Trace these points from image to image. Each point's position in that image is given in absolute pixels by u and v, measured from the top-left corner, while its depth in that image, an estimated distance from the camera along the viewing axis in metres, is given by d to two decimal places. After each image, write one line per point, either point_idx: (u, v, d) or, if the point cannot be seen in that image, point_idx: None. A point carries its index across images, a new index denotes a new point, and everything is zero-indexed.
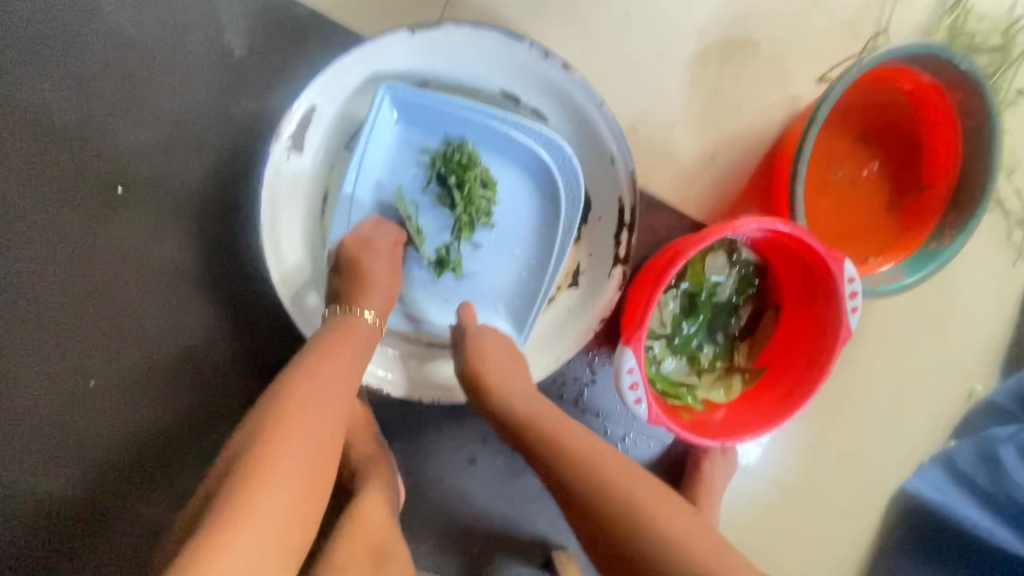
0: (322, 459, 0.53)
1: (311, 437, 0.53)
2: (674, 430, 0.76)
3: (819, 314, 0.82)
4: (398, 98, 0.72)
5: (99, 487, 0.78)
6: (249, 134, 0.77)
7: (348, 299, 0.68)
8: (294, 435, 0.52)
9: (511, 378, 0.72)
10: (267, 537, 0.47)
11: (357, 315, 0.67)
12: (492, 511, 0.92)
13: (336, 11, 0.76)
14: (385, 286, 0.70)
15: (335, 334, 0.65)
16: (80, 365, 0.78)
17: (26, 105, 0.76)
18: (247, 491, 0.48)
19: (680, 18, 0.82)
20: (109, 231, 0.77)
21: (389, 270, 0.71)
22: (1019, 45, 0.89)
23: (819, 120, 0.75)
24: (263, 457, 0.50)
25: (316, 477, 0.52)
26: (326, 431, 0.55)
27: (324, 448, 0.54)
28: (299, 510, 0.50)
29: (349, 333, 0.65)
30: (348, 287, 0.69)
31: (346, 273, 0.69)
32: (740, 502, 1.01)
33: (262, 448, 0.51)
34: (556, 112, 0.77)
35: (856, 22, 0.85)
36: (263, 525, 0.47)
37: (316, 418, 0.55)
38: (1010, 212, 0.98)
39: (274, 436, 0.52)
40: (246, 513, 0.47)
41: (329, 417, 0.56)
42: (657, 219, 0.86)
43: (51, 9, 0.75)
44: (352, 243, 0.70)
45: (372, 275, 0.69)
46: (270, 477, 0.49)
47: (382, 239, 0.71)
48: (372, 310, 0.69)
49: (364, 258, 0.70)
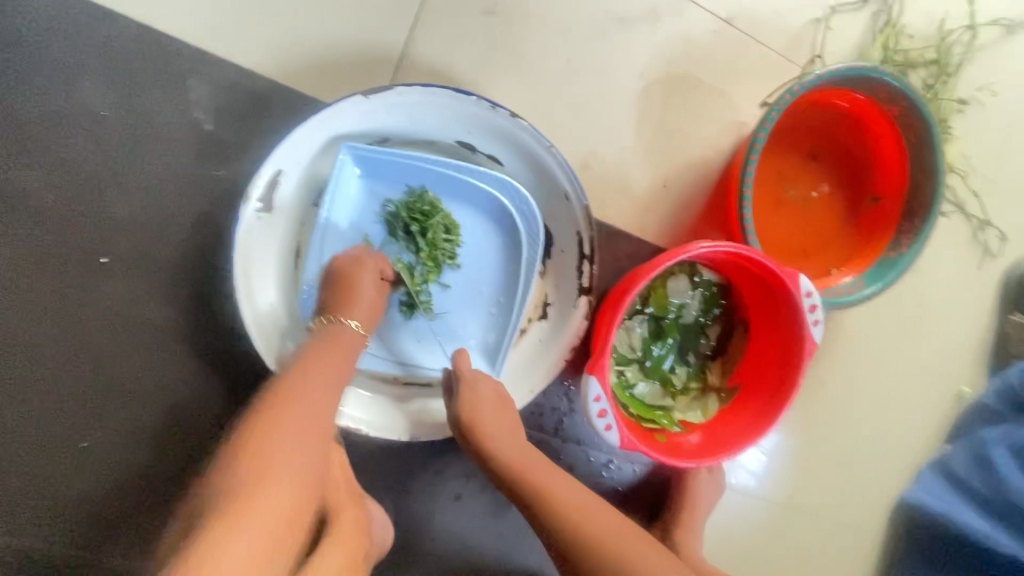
0: (309, 471, 0.55)
1: (302, 441, 0.56)
2: (648, 454, 0.78)
3: (782, 330, 0.84)
4: (360, 156, 0.77)
5: (104, 547, 0.82)
6: (223, 199, 0.83)
7: (332, 310, 0.73)
8: (286, 436, 0.56)
9: (502, 423, 0.76)
10: (272, 524, 0.49)
11: (345, 324, 0.72)
12: (482, 547, 0.93)
13: (296, 80, 0.82)
14: (371, 301, 0.74)
15: (325, 345, 0.69)
16: (74, 429, 0.82)
17: (12, 189, 0.81)
18: (248, 491, 0.50)
19: (622, 60, 0.87)
20: (97, 299, 0.82)
21: (376, 288, 0.75)
22: (954, 57, 0.93)
23: (758, 147, 0.80)
24: (257, 452, 0.53)
25: (312, 479, 0.55)
26: (312, 441, 0.58)
27: (316, 448, 0.58)
28: (297, 507, 0.52)
29: (337, 342, 0.70)
30: (334, 301, 0.73)
31: (336, 290, 0.73)
32: (734, 523, 1.00)
33: (257, 450, 0.54)
34: (510, 157, 0.82)
35: (792, 50, 0.90)
36: (264, 519, 0.48)
37: (306, 421, 0.58)
38: (972, 215, 1.00)
39: (270, 433, 0.55)
40: (247, 510, 0.48)
41: (316, 428, 0.59)
42: (619, 248, 0.89)
43: (31, 101, 0.80)
44: (340, 265, 0.75)
45: (359, 290, 0.73)
46: (268, 474, 0.52)
47: (370, 260, 0.75)
48: (358, 321, 0.73)
49: (353, 274, 0.74)
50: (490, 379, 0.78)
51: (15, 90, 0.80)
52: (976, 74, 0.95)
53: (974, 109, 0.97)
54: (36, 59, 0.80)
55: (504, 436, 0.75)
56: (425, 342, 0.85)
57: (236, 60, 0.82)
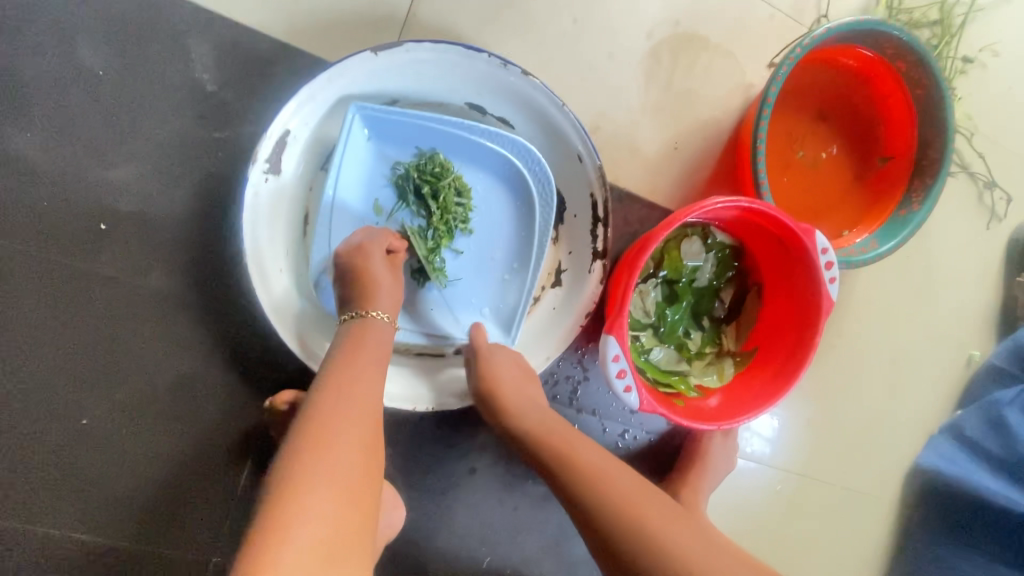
0: (360, 482, 0.51)
1: (341, 451, 0.52)
2: (667, 416, 0.76)
3: (798, 290, 0.83)
4: (368, 116, 0.75)
5: (104, 527, 0.79)
6: (227, 164, 0.81)
7: (357, 305, 0.70)
8: (322, 447, 0.51)
9: (521, 393, 0.76)
10: (313, 550, 0.45)
11: (373, 317, 0.69)
12: (497, 521, 0.91)
13: (301, 42, 0.81)
14: (389, 286, 0.72)
15: (351, 344, 0.66)
16: (73, 404, 0.79)
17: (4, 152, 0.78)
18: (282, 515, 0.46)
19: (629, 19, 0.87)
20: (95, 268, 0.80)
21: (388, 271, 0.73)
22: (957, 17, 0.93)
23: (770, 102, 0.79)
24: (292, 470, 0.49)
25: (356, 491, 0.51)
26: (360, 453, 0.53)
27: (358, 454, 0.53)
28: (340, 525, 0.48)
29: (365, 338, 0.67)
30: (355, 295, 0.71)
31: (352, 284, 0.71)
32: (750, 492, 0.99)
33: (291, 467, 0.50)
34: (521, 118, 0.81)
35: (797, 10, 0.90)
36: (303, 545, 0.45)
37: (341, 428, 0.54)
38: (978, 176, 1.00)
39: (305, 446, 0.51)
40: (283, 537, 0.45)
41: (355, 471, 0.52)
42: (630, 212, 0.88)
43: (24, 62, 0.78)
44: (346, 253, 0.72)
45: (373, 277, 0.71)
46: (303, 492, 0.48)
47: (373, 242, 0.73)
48: (385, 311, 0.70)
49: (363, 262, 0.71)
50: (506, 350, 0.79)
51: (8, 51, 0.78)
52: (978, 34, 0.96)
53: (977, 69, 0.97)
54: (30, 19, 0.78)
55: (523, 401, 0.75)
56: (438, 310, 0.83)
57: (237, 20, 0.80)
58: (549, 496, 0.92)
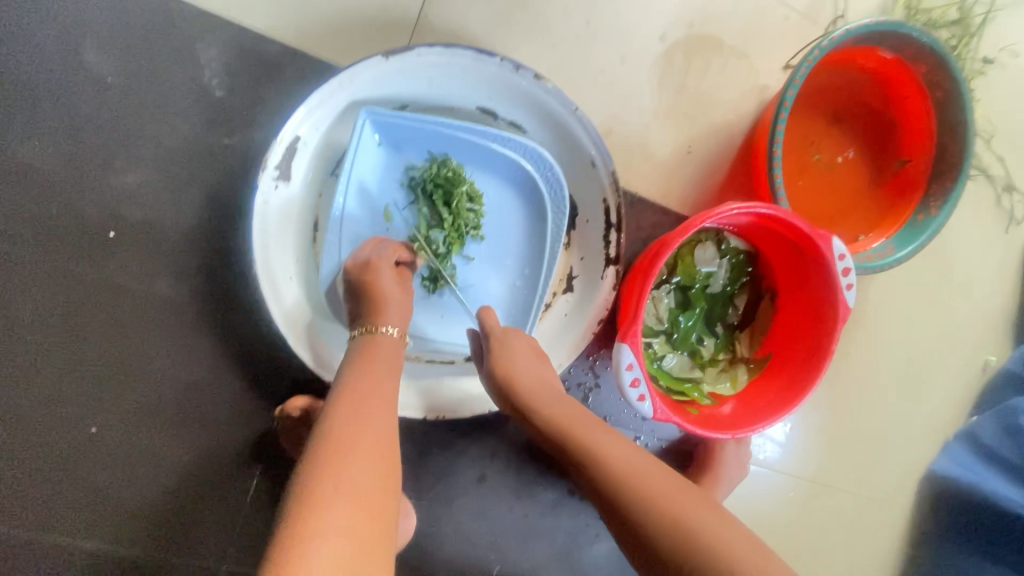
0: (377, 490, 0.51)
1: (357, 460, 0.52)
2: (682, 426, 0.75)
3: (815, 295, 0.82)
4: (379, 121, 0.74)
5: (113, 535, 0.79)
6: (235, 169, 0.80)
7: (367, 321, 0.69)
8: (340, 457, 0.51)
9: (538, 377, 0.72)
10: (333, 559, 0.44)
11: (383, 332, 0.68)
12: (508, 529, 0.90)
13: (309, 45, 0.80)
14: (399, 300, 0.71)
15: (363, 356, 0.65)
16: (82, 412, 0.79)
17: (11, 158, 0.77)
18: (301, 525, 0.46)
19: (642, 21, 0.85)
20: (103, 275, 0.79)
21: (397, 285, 0.72)
22: (976, 17, 0.92)
23: (787, 104, 0.77)
24: (310, 481, 0.49)
25: (375, 498, 0.50)
26: (377, 462, 0.53)
27: (375, 463, 0.53)
28: (360, 533, 0.47)
29: (378, 350, 0.67)
30: (366, 310, 0.70)
31: (362, 297, 0.70)
32: (763, 499, 0.97)
33: (311, 477, 0.49)
34: (533, 122, 0.79)
35: (813, 10, 0.89)
36: (323, 554, 0.44)
37: (357, 437, 0.54)
38: (996, 179, 0.98)
39: (323, 457, 0.51)
40: (302, 548, 0.44)
41: (373, 480, 0.51)
42: (643, 216, 0.87)
43: (30, 67, 0.77)
44: (356, 268, 0.72)
45: (383, 293, 0.70)
46: (320, 502, 0.47)
47: (380, 256, 0.72)
48: (395, 326, 0.70)
49: (371, 278, 0.70)
50: (518, 334, 0.75)
51: (14, 55, 0.77)
52: (998, 34, 0.94)
53: (996, 70, 0.95)
54: (36, 24, 0.77)
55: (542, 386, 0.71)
56: (449, 317, 0.82)
57: (245, 22, 0.79)
58: (560, 503, 0.91)
